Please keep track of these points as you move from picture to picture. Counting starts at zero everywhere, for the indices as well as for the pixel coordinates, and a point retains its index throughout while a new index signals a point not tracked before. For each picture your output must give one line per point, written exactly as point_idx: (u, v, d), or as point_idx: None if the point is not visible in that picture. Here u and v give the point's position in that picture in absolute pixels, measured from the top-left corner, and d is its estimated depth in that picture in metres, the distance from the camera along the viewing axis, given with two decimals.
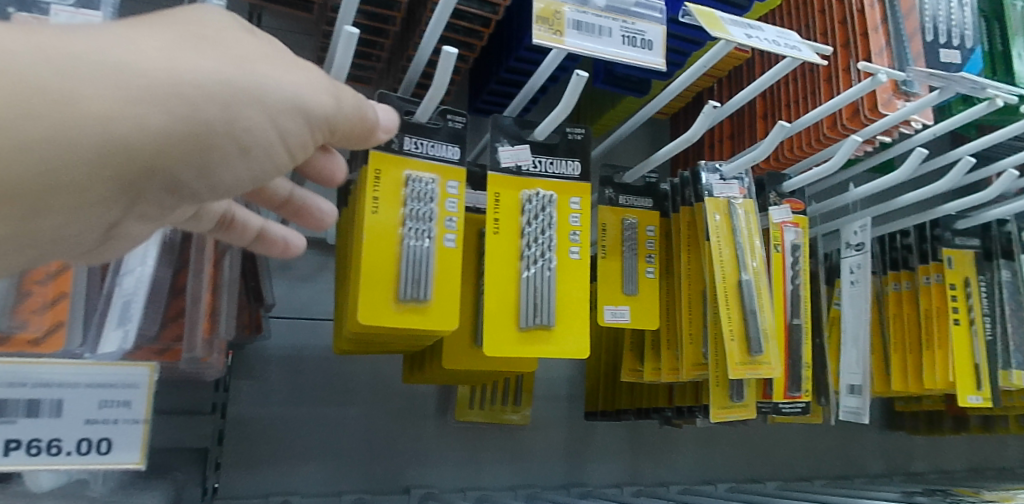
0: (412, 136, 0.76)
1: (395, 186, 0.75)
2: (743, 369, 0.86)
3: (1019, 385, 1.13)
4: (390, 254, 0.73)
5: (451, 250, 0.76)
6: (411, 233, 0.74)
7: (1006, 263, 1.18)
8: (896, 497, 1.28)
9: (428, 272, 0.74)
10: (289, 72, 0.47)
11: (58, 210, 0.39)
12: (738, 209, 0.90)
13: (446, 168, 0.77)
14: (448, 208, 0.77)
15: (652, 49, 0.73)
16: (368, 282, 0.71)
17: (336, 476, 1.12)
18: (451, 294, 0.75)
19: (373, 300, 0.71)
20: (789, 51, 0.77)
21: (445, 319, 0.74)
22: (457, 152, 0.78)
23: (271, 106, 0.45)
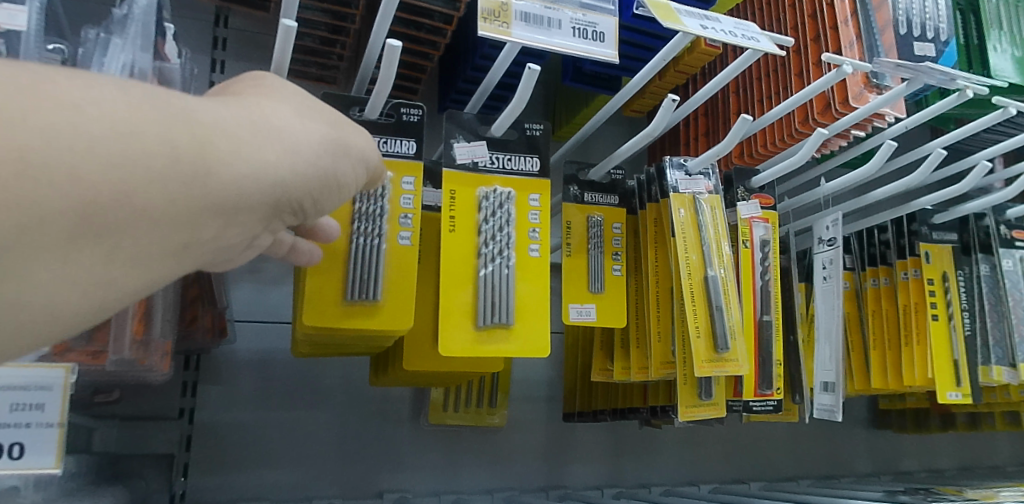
0: None
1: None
2: (709, 367, 0.83)
3: (999, 380, 1.12)
4: (337, 254, 0.71)
5: (403, 248, 0.73)
6: (359, 231, 0.71)
7: (985, 258, 1.17)
8: (880, 495, 1.25)
9: (378, 271, 0.71)
10: (334, 135, 0.50)
11: (130, 244, 0.37)
12: (704, 205, 0.88)
13: (404, 161, 0.74)
14: (402, 205, 0.73)
15: (603, 41, 0.70)
16: (314, 283, 0.69)
17: (308, 481, 1.08)
18: (402, 293, 0.72)
19: (319, 301, 0.69)
20: (747, 42, 0.74)
21: (395, 319, 0.71)
22: (411, 146, 0.75)
23: (327, 171, 0.49)
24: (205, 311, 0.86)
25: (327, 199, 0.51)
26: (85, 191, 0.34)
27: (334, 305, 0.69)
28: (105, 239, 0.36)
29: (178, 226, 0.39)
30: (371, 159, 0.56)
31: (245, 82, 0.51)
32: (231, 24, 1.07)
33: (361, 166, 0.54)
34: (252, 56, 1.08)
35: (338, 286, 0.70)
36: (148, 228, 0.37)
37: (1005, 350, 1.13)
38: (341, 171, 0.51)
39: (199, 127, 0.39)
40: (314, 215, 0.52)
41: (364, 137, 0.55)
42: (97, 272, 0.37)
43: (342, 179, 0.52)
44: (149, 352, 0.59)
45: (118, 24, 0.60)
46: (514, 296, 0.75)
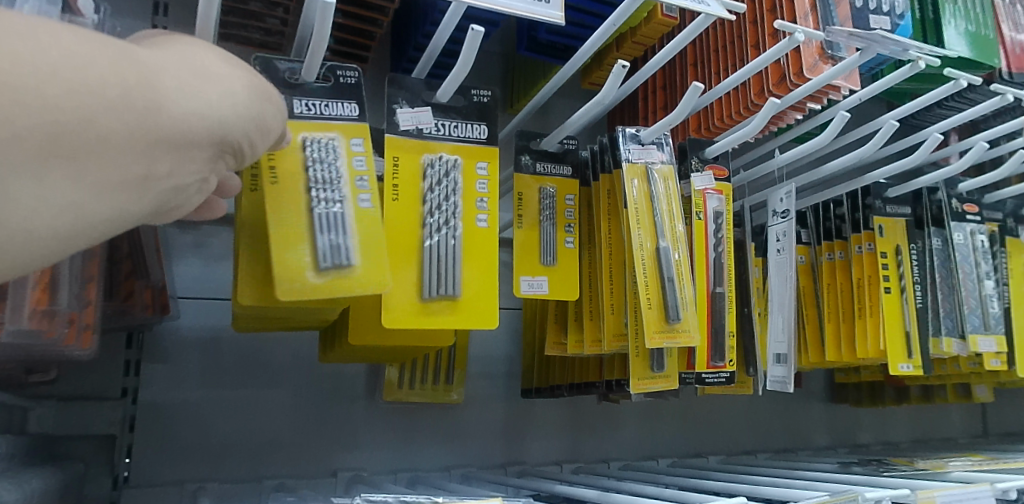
0: (302, 98, 0.71)
1: (291, 152, 0.68)
2: (660, 338, 0.82)
3: (949, 353, 1.13)
4: (299, 221, 0.67)
5: (366, 212, 0.69)
6: (316, 198, 0.68)
7: (937, 231, 1.18)
8: (833, 467, 1.27)
9: (344, 233, 0.67)
10: (262, 85, 0.52)
11: (97, 169, 0.38)
12: (656, 176, 0.87)
13: (357, 125, 0.72)
14: (357, 167, 0.70)
15: (549, 2, 0.68)
16: (278, 253, 0.65)
17: (259, 461, 1.05)
18: (377, 253, 0.68)
19: (289, 272, 0.65)
20: (697, 5, 0.73)
21: (373, 281, 0.67)
22: (354, 108, 0.72)
23: (260, 116, 0.51)
24: (143, 286, 0.83)
25: (264, 145, 0.53)
26: (54, 113, 0.35)
27: (304, 274, 0.65)
28: (76, 163, 0.37)
29: (138, 153, 0.40)
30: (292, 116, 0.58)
31: (151, 34, 0.51)
32: None
33: (285, 123, 0.56)
34: (194, 23, 1.03)
35: (306, 253, 0.66)
36: (112, 156, 0.39)
37: (955, 321, 1.15)
38: (271, 119, 0.53)
39: (143, 64, 0.41)
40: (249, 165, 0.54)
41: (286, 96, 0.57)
42: (69, 196, 0.38)
43: (273, 127, 0.53)
44: (56, 323, 0.57)
45: None
46: (461, 266, 0.74)
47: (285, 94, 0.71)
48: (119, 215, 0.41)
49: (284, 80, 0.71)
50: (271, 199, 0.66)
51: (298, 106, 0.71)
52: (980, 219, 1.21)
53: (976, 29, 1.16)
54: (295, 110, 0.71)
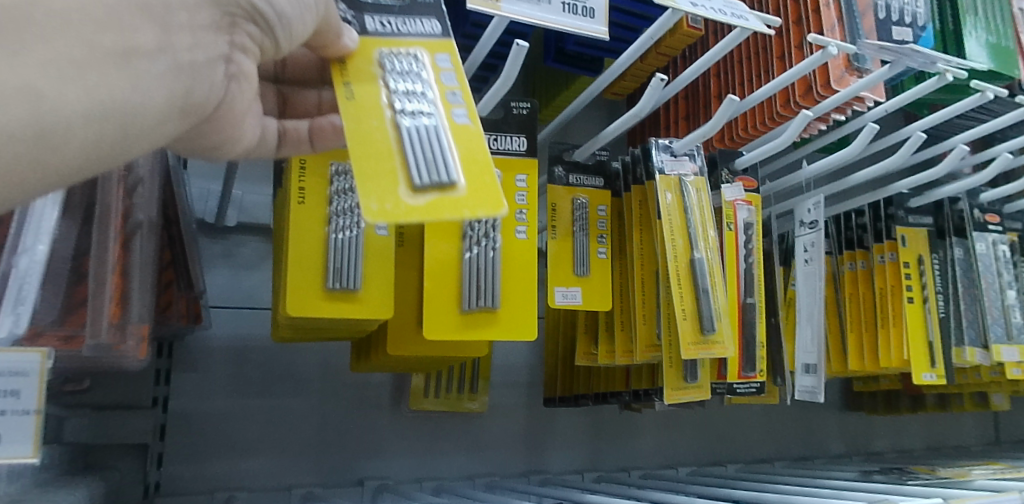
0: (375, 14, 0.58)
1: (365, 65, 0.55)
2: (695, 349, 0.83)
3: (972, 362, 1.13)
4: (385, 136, 0.51)
5: (465, 125, 0.53)
6: (405, 109, 0.52)
7: (959, 241, 1.18)
8: (855, 475, 1.27)
9: (443, 150, 0.50)
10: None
11: (53, 39, 0.39)
12: (689, 188, 0.87)
13: (436, 41, 0.58)
14: (446, 83, 0.55)
15: (594, 17, 0.69)
16: (363, 172, 0.48)
17: (286, 470, 1.05)
18: (484, 173, 0.50)
19: (378, 191, 0.48)
20: (736, 20, 0.73)
21: (486, 203, 0.48)
22: (437, 25, 0.59)
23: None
24: (180, 295, 0.82)
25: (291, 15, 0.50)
26: None
27: (397, 195, 0.48)
28: (26, 39, 0.38)
29: (116, 26, 0.42)
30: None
31: None
32: None
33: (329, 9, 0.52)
34: None
35: (398, 168, 0.49)
36: (66, 26, 0.39)
37: (978, 330, 1.15)
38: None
39: None
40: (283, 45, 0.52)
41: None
42: (39, 74, 0.38)
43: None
44: (126, 337, 0.57)
45: None
46: (501, 278, 0.74)
47: (353, 11, 0.57)
48: (112, 96, 0.41)
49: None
50: (347, 115, 0.51)
51: (371, 22, 0.57)
52: (1002, 229, 1.21)
53: (997, 40, 1.17)
54: (368, 27, 0.57)
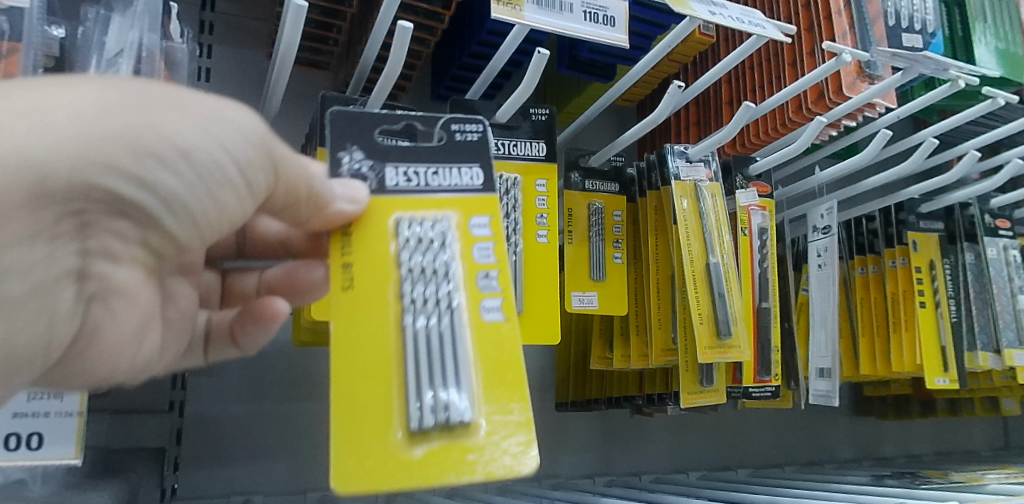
0: (400, 165, 0.56)
1: (377, 241, 0.54)
2: (712, 353, 0.84)
3: (984, 367, 1.14)
4: (385, 352, 0.51)
5: (483, 328, 0.54)
6: (413, 312, 0.52)
7: (970, 246, 1.19)
8: (866, 480, 1.27)
9: (454, 378, 0.51)
10: (214, 104, 0.44)
11: None
12: (705, 193, 0.88)
13: (479, 196, 0.58)
14: (472, 265, 0.55)
15: (615, 26, 0.70)
16: (361, 412, 0.49)
17: (301, 474, 1.06)
18: (495, 403, 0.52)
19: (370, 438, 0.48)
20: (754, 29, 0.74)
21: (494, 449, 0.50)
22: (478, 176, 0.58)
23: (190, 145, 0.42)
24: None
25: (216, 192, 0.45)
26: None
27: (393, 442, 0.49)
28: None
29: None
30: (293, 164, 0.49)
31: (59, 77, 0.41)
32: (217, 8, 1.04)
33: (309, 179, 0.50)
34: (240, 41, 1.05)
35: (396, 405, 0.50)
36: None
37: (989, 335, 1.15)
38: (226, 139, 0.44)
39: None
40: (216, 227, 0.47)
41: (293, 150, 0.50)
42: None
43: (234, 163, 0.45)
44: None
45: (123, 2, 0.62)
46: (520, 283, 0.75)
47: (375, 164, 0.56)
48: None
49: (369, 142, 0.57)
50: (341, 320, 0.51)
51: (390, 174, 0.56)
52: (1013, 234, 1.22)
53: (1006, 46, 1.17)
54: (387, 182, 0.56)
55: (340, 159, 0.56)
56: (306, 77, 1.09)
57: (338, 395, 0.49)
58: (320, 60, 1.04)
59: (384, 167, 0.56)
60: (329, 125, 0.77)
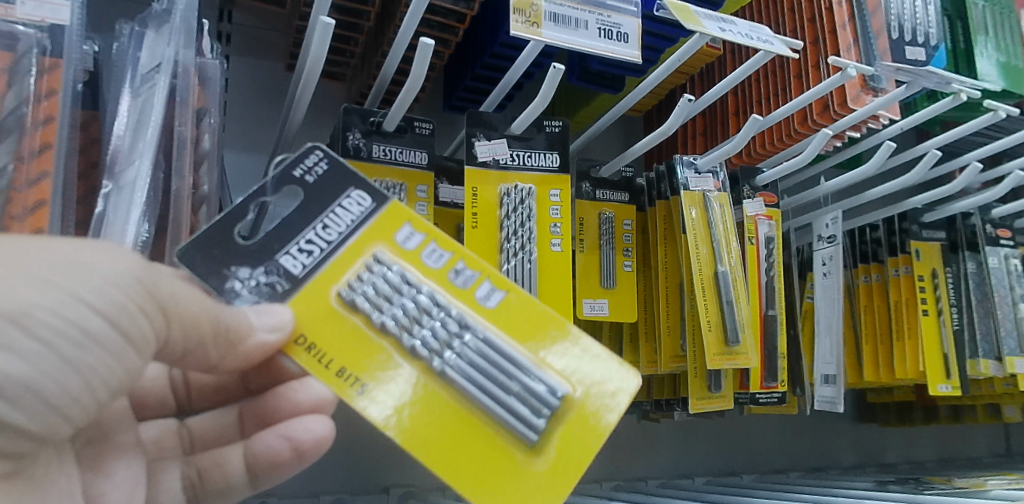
0: (289, 247, 0.57)
1: (340, 323, 0.56)
2: (720, 360, 0.86)
3: (986, 374, 1.16)
4: (450, 411, 0.54)
5: (501, 313, 0.58)
6: (436, 358, 0.55)
7: (972, 255, 1.21)
8: (871, 485, 1.29)
9: (515, 371, 0.55)
10: (66, 251, 0.44)
11: None
12: (713, 202, 0.90)
13: (381, 215, 0.60)
14: (437, 268, 0.59)
15: (628, 42, 0.72)
16: (477, 471, 0.52)
17: (314, 478, 1.07)
18: (558, 344, 0.57)
19: (507, 481, 0.52)
20: (762, 45, 0.76)
21: (591, 374, 0.57)
22: (365, 195, 0.60)
23: (22, 313, 0.41)
24: None
25: (74, 355, 0.43)
26: None
27: (525, 468, 0.53)
28: None
29: None
30: (182, 299, 0.49)
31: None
32: (234, 20, 1.06)
33: (211, 312, 0.51)
34: (256, 52, 1.07)
35: (500, 441, 0.53)
36: None
37: (991, 344, 1.17)
38: (78, 288, 0.43)
39: None
40: (99, 391, 0.46)
41: (180, 284, 0.50)
42: None
43: (97, 313, 0.44)
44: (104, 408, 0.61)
45: (157, 20, 0.64)
46: (535, 290, 0.77)
47: (263, 270, 0.56)
48: None
49: (250, 252, 0.56)
50: (383, 413, 0.53)
51: (289, 262, 0.57)
52: (1013, 243, 1.23)
53: (1008, 59, 1.19)
54: (294, 270, 0.57)
55: (237, 288, 0.56)
56: (321, 88, 1.11)
57: (452, 478, 0.52)
58: (336, 71, 1.07)
59: (274, 265, 0.57)
60: (349, 137, 0.79)
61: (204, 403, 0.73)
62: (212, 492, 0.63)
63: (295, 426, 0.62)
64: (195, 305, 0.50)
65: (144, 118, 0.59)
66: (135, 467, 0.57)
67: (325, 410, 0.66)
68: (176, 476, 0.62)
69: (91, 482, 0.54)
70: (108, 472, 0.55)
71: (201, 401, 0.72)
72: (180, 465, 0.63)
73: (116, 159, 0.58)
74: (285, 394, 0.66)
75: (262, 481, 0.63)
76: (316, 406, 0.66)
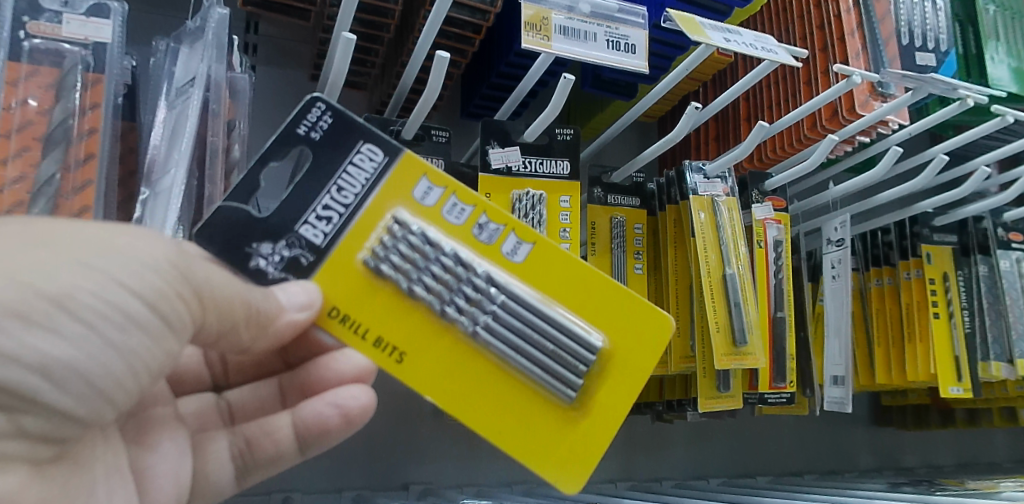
0: (307, 216, 0.60)
1: (369, 290, 0.60)
2: (728, 360, 0.88)
3: (999, 376, 1.16)
4: (488, 370, 0.61)
5: (526, 266, 0.62)
6: (468, 321, 0.61)
7: (983, 258, 1.22)
8: (884, 487, 1.30)
9: (544, 328, 0.61)
10: (104, 236, 0.48)
11: None
12: (721, 207, 0.92)
13: (395, 172, 0.62)
14: (458, 222, 0.63)
15: (635, 53, 0.75)
16: (519, 424, 0.60)
17: (337, 474, 1.11)
18: (579, 292, 0.62)
19: (547, 431, 0.60)
20: (766, 54, 0.79)
21: (613, 319, 0.63)
22: (375, 148, 0.61)
23: (66, 295, 0.45)
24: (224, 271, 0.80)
25: (118, 339, 0.48)
26: None
27: (563, 419, 0.61)
28: None
29: None
30: (215, 283, 0.52)
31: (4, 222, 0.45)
32: (261, 31, 1.10)
33: (242, 295, 0.54)
34: (281, 62, 1.11)
35: (537, 397, 0.61)
36: None
37: (1003, 346, 1.18)
38: (119, 273, 0.47)
39: None
40: (142, 376, 0.50)
41: (214, 269, 0.53)
42: None
43: (136, 296, 0.48)
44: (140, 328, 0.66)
45: (191, 36, 0.69)
46: None
47: (283, 243, 0.59)
48: None
49: (274, 229, 0.59)
50: (426, 381, 0.59)
51: (310, 233, 0.60)
52: None
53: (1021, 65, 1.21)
54: (315, 240, 0.60)
55: (262, 265, 0.59)
56: (344, 96, 1.16)
57: (497, 436, 0.59)
58: (358, 81, 1.11)
59: (292, 235, 0.59)
60: None
61: (241, 378, 0.76)
62: (262, 459, 0.68)
63: (343, 395, 0.68)
64: (230, 288, 0.53)
65: (179, 131, 0.63)
66: (177, 440, 0.63)
67: (367, 379, 0.71)
68: (224, 446, 0.67)
69: (137, 455, 0.59)
70: (153, 446, 0.60)
71: (238, 375, 0.76)
72: (227, 435, 0.68)
73: (154, 168, 0.63)
74: (329, 365, 0.70)
75: (311, 448, 0.68)
76: (358, 375, 0.71)
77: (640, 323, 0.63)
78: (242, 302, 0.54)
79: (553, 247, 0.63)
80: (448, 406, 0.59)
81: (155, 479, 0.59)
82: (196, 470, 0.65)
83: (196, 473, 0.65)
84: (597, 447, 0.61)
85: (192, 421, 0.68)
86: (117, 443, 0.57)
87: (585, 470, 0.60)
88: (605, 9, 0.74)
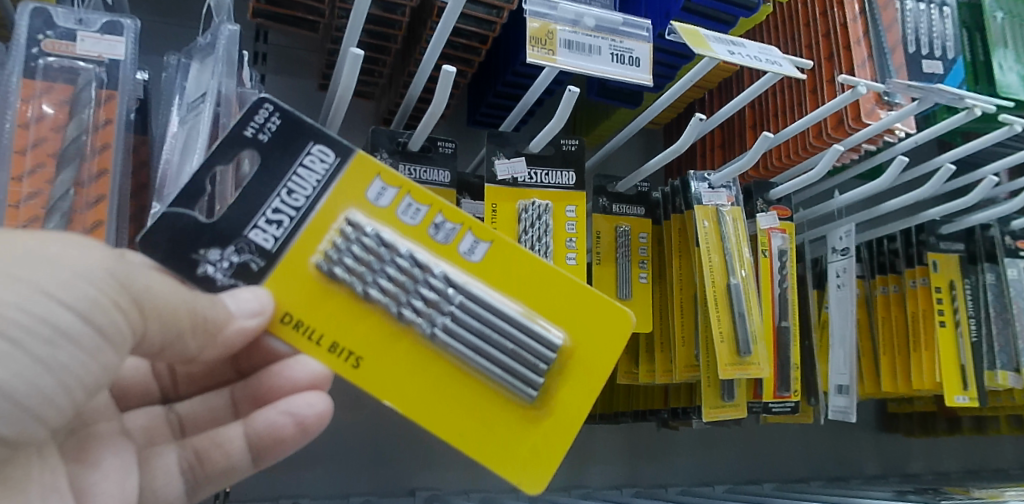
0: (257, 220, 0.60)
1: (324, 294, 0.61)
2: (732, 370, 0.89)
3: (1006, 385, 1.15)
4: (448, 374, 0.62)
5: (484, 265, 0.63)
6: (426, 323, 0.62)
7: (990, 266, 1.21)
8: (890, 495, 1.30)
9: (500, 330, 0.61)
10: (34, 246, 0.47)
11: None
12: (726, 216, 0.93)
13: (347, 173, 0.62)
14: (411, 221, 0.63)
15: (640, 66, 0.75)
16: (479, 427, 0.61)
17: (341, 479, 1.12)
18: (536, 288, 0.63)
19: (507, 434, 0.61)
20: (769, 66, 0.79)
21: (574, 315, 0.63)
22: (326, 148, 0.62)
23: None
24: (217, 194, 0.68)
25: (46, 354, 0.46)
26: None
27: (525, 420, 0.62)
28: None
29: None
30: (155, 289, 0.52)
31: None
32: (270, 40, 1.11)
33: (188, 304, 0.54)
34: (290, 70, 1.13)
35: (496, 400, 0.62)
36: None
37: (1010, 355, 1.17)
38: (48, 284, 0.46)
39: None
40: (75, 391, 0.49)
41: (156, 278, 0.53)
42: None
43: (68, 309, 0.47)
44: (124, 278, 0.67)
45: (202, 52, 0.71)
46: None
47: (230, 248, 0.60)
48: None
49: (223, 235, 0.60)
50: (382, 386, 0.60)
51: (260, 237, 0.60)
52: None
53: None
54: (265, 245, 0.60)
55: (210, 272, 0.59)
56: (352, 105, 1.17)
57: (457, 439, 0.60)
58: (366, 90, 1.12)
59: (240, 240, 0.60)
60: (378, 157, 0.85)
61: (192, 389, 0.78)
62: (213, 472, 0.68)
63: (297, 404, 0.68)
64: (178, 298, 0.53)
65: (191, 145, 0.64)
66: (122, 455, 0.62)
67: (322, 386, 0.72)
68: (172, 460, 0.67)
69: (78, 473, 0.58)
70: (95, 464, 0.59)
71: (188, 386, 0.77)
72: (177, 449, 0.68)
73: (165, 183, 0.64)
74: (280, 372, 0.71)
75: (264, 459, 0.68)
76: (314, 383, 0.71)
77: (603, 319, 0.63)
78: (189, 311, 0.54)
79: (510, 245, 0.63)
80: (408, 410, 0.60)
81: (94, 497, 0.58)
82: (143, 485, 0.65)
83: (143, 489, 0.65)
84: (561, 446, 0.62)
85: (140, 436, 0.69)
86: (54, 460, 0.56)
87: (549, 468, 0.61)
88: (609, 22, 0.75)
